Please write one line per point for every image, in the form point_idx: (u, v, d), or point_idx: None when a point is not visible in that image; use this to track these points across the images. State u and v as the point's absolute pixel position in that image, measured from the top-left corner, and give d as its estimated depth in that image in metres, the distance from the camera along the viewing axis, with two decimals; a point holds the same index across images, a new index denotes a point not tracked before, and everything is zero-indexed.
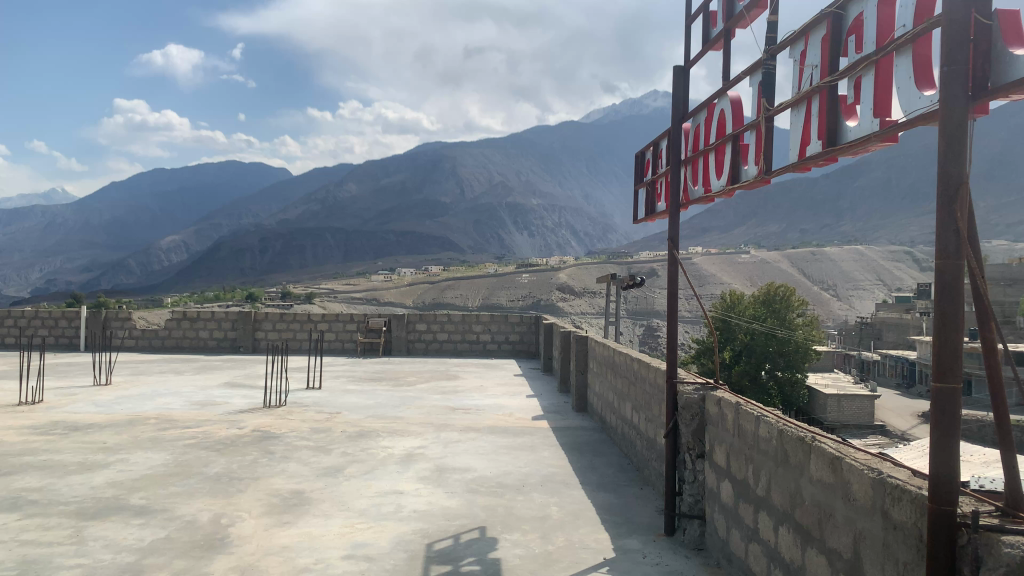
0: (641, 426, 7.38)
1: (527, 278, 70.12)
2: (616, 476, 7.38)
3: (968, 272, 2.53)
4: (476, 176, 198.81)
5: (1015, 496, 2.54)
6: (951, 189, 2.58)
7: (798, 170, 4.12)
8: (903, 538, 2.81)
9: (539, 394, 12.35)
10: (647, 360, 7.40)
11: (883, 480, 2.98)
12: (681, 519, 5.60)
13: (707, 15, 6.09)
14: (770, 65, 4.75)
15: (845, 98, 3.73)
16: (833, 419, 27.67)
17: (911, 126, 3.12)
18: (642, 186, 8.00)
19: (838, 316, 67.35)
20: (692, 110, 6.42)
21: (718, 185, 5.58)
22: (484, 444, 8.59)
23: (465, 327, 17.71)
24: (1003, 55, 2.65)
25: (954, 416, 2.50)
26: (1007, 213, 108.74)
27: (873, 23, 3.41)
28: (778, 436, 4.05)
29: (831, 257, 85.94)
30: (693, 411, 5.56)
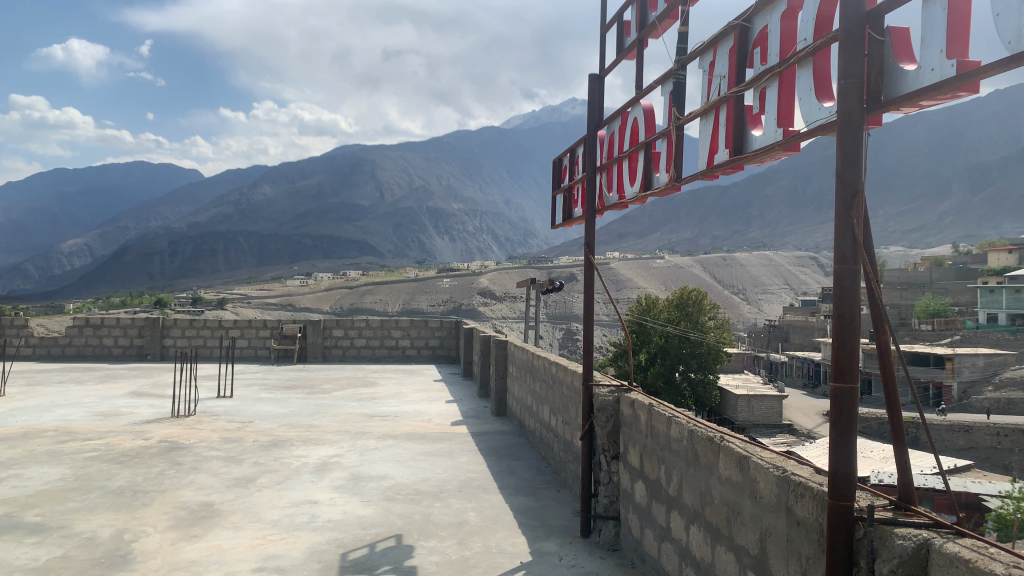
0: (558, 429, 7.45)
1: (449, 283, 69.62)
2: (532, 479, 7.44)
3: (861, 277, 2.66)
4: (396, 178, 197.10)
5: (908, 489, 2.66)
6: (848, 195, 2.68)
7: (707, 177, 4.27)
8: (806, 534, 2.90)
9: (458, 399, 12.34)
10: (564, 363, 7.49)
11: (788, 478, 3.09)
12: (596, 521, 5.68)
13: (622, 24, 6.21)
14: (680, 74, 4.89)
15: (750, 108, 3.85)
16: (743, 419, 28.50)
17: (810, 136, 3.25)
18: (559, 192, 8.10)
19: (748, 319, 69.58)
20: (606, 118, 6.56)
21: (631, 193, 5.70)
22: (400, 451, 8.50)
23: (384, 332, 17.48)
24: (893, 69, 2.80)
25: (851, 414, 2.59)
26: (904, 223, 114.43)
27: (776, 36, 3.53)
28: (689, 436, 4.15)
29: (741, 262, 88.59)
30: (608, 413, 5.64)
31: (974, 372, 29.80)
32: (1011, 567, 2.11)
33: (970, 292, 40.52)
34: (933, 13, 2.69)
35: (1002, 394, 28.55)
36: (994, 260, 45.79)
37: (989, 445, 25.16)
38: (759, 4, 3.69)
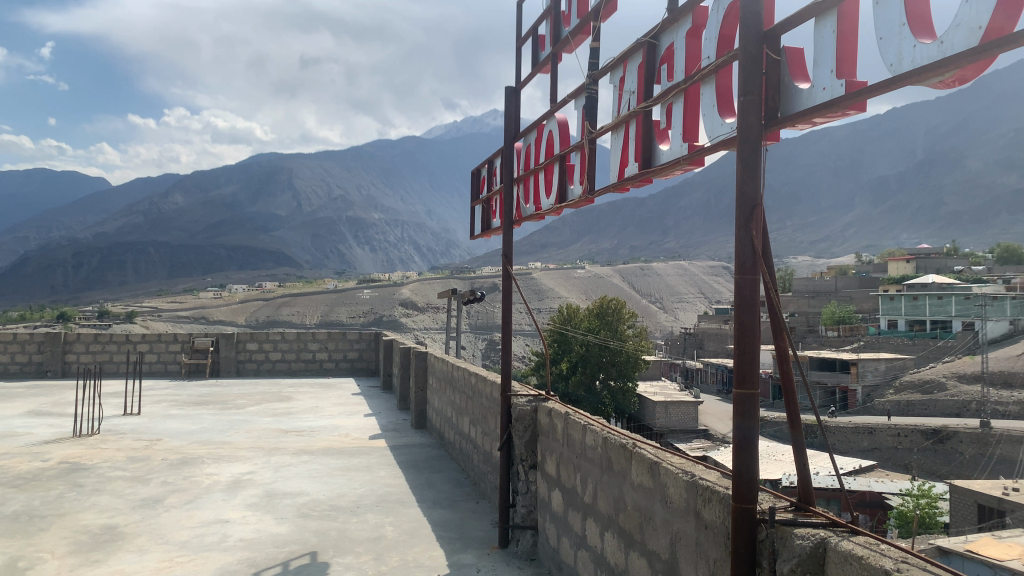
0: (477, 439, 7.47)
1: (369, 294, 68.77)
2: (452, 491, 7.40)
3: (761, 284, 2.76)
4: (315, 188, 193.80)
5: (805, 489, 2.76)
6: (748, 206, 2.79)
7: (618, 189, 4.39)
8: (712, 537, 2.98)
9: (378, 413, 12.17)
10: (483, 373, 7.52)
11: (696, 484, 3.16)
12: (514, 530, 5.72)
13: (536, 39, 6.30)
14: (592, 89, 5.01)
15: (657, 124, 3.97)
16: (661, 425, 28.82)
17: (715, 150, 3.36)
18: (478, 203, 8.13)
19: (665, 327, 71.37)
20: (522, 130, 6.62)
21: (547, 204, 5.75)
22: (316, 466, 8.34)
23: (301, 345, 17.14)
24: (790, 87, 2.93)
25: (750, 417, 2.68)
26: (811, 234, 119.52)
27: (682, 53, 3.65)
28: (603, 443, 4.21)
29: (658, 272, 90.61)
30: (526, 422, 5.68)
31: (877, 375, 31.08)
32: (898, 561, 2.23)
33: (872, 300, 42.43)
34: (823, 37, 2.83)
35: (902, 396, 29.96)
36: (893, 269, 48.15)
37: (890, 446, 26.47)
38: (665, 23, 3.81)
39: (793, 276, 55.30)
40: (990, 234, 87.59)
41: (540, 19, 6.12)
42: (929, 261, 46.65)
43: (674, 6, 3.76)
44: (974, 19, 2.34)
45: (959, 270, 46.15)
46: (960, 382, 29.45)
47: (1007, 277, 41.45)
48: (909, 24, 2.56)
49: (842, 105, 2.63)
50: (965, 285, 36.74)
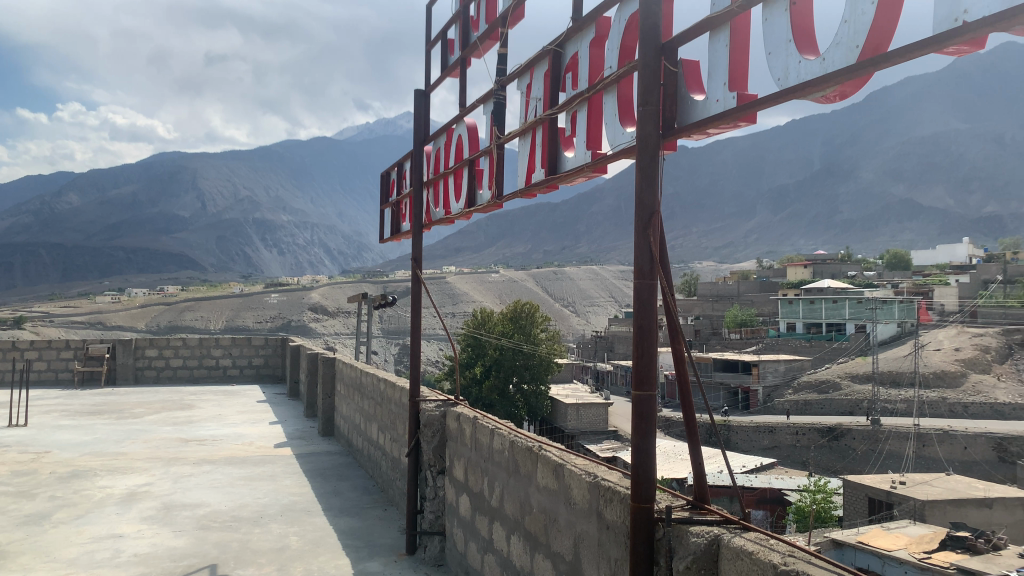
0: (385, 446, 7.40)
1: (277, 298, 67.04)
2: (358, 499, 7.30)
3: (656, 290, 2.85)
4: (220, 188, 187.83)
5: (701, 489, 2.86)
6: (646, 212, 2.87)
7: (526, 194, 4.45)
8: (615, 537, 3.03)
9: (283, 420, 11.90)
10: (392, 380, 7.48)
11: (598, 484, 3.22)
12: (421, 537, 5.68)
13: (446, 42, 6.30)
14: (500, 94, 5.06)
15: (563, 131, 4.04)
16: (572, 427, 28.69)
17: (616, 158, 3.44)
18: (387, 206, 8.06)
19: (577, 330, 72.46)
20: (432, 134, 6.60)
21: (456, 208, 5.75)
22: (219, 476, 8.07)
23: (203, 351, 16.53)
24: (685, 97, 3.06)
25: (649, 417, 2.77)
26: (716, 239, 123.78)
27: (585, 62, 3.73)
28: (509, 446, 4.24)
29: (570, 277, 91.91)
30: (433, 428, 5.66)
31: (776, 376, 32.10)
32: (787, 556, 2.32)
33: (771, 304, 44.14)
34: (716, 49, 2.95)
35: (799, 396, 31.12)
36: (792, 274, 50.15)
37: (790, 443, 27.33)
38: (570, 32, 3.87)
39: (699, 280, 57.10)
40: (880, 242, 92.73)
41: (448, 23, 6.14)
42: (825, 266, 48.87)
43: (579, 16, 3.82)
44: (852, 38, 2.48)
45: (851, 275, 48.59)
46: (852, 381, 31.16)
47: (896, 282, 43.92)
48: (792, 42, 2.69)
49: (731, 117, 2.76)
50: (858, 289, 38.74)
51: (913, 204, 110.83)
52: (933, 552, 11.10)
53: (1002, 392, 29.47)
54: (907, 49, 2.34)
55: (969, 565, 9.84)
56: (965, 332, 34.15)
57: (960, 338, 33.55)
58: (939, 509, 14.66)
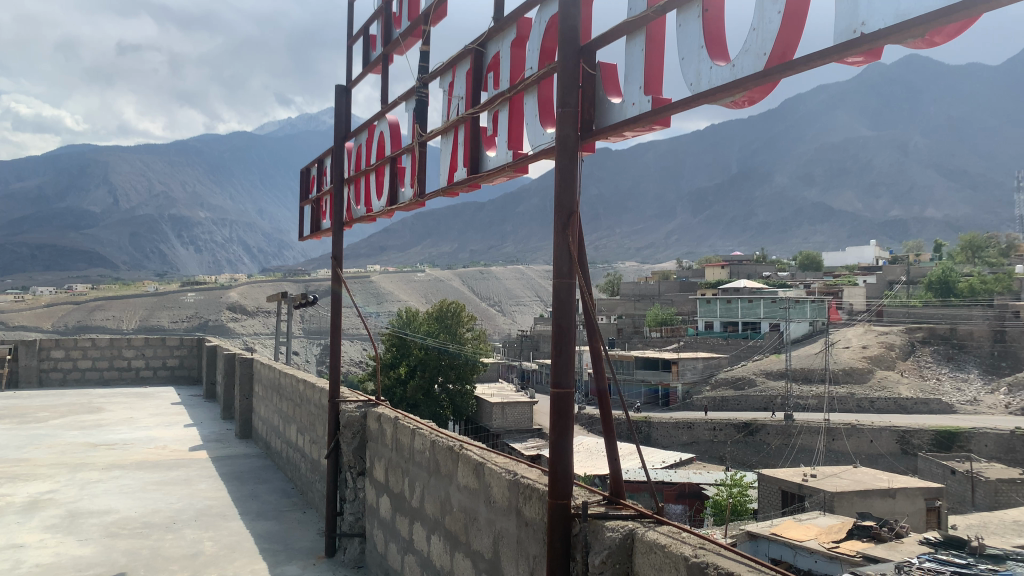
0: (304, 447, 7.28)
1: (194, 297, 64.98)
2: (277, 502, 7.16)
3: (576, 288, 2.90)
4: (133, 183, 181.03)
5: (617, 486, 2.92)
6: (565, 211, 2.91)
7: (448, 193, 4.45)
8: (533, 533, 3.06)
9: (199, 422, 11.53)
10: (309, 380, 7.36)
11: (517, 482, 3.24)
12: (341, 539, 5.60)
13: (368, 38, 6.23)
14: (422, 92, 5.03)
15: (484, 129, 4.04)
16: (497, 426, 28.63)
17: (536, 159, 3.46)
18: (306, 203, 7.92)
19: (503, 329, 72.78)
20: (352, 129, 6.52)
21: (378, 206, 5.69)
22: (128, 482, 7.75)
23: (113, 351, 15.90)
24: (603, 100, 3.12)
25: (567, 417, 2.81)
26: (638, 240, 126.25)
27: (507, 62, 3.75)
28: (430, 445, 4.23)
29: (496, 276, 92.15)
30: (355, 428, 5.58)
31: (694, 373, 33.02)
32: (700, 548, 2.38)
33: (691, 303, 45.25)
34: (632, 54, 3.03)
35: (717, 392, 31.86)
36: (710, 275, 51.47)
37: (707, 439, 28.04)
38: (490, 31, 3.89)
39: (623, 279, 58.07)
40: (793, 244, 96.30)
41: (371, 18, 6.07)
42: (741, 267, 50.33)
43: (498, 17, 3.85)
44: (759, 46, 2.56)
45: (766, 276, 50.15)
46: (767, 378, 32.22)
47: (809, 281, 45.64)
48: (706, 48, 2.76)
49: (649, 119, 2.83)
50: (773, 288, 40.03)
51: (825, 208, 115.41)
52: (841, 541, 11.57)
53: (905, 387, 30.96)
54: (811, 57, 2.45)
55: (875, 553, 10.30)
56: (871, 331, 35.74)
57: (867, 336, 35.16)
58: (846, 499, 15.35)
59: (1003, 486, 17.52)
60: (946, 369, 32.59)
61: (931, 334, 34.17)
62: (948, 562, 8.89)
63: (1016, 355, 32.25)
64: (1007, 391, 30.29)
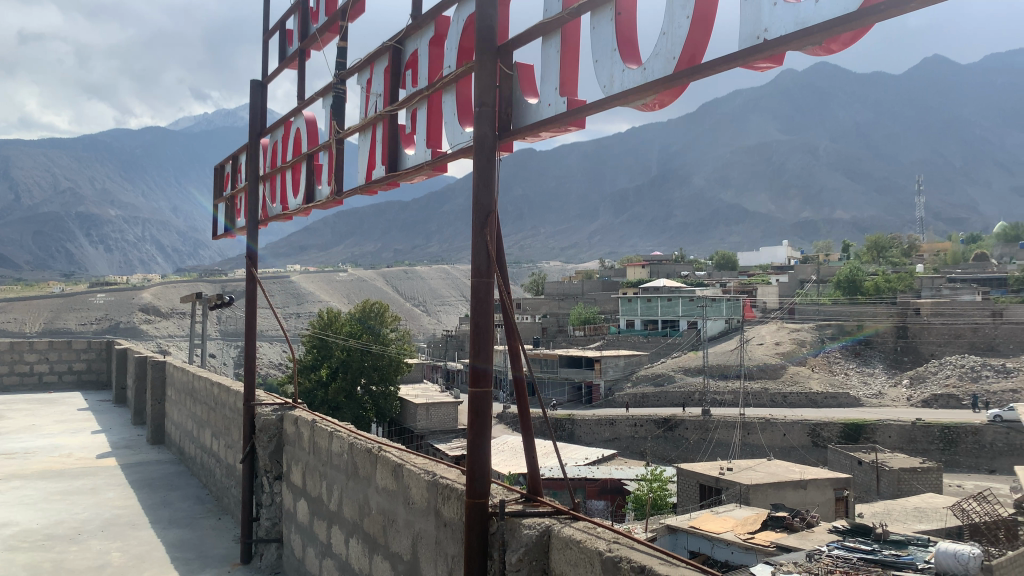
0: (219, 453, 7.07)
1: (104, 297, 62.38)
2: (189, 509, 6.92)
3: (494, 286, 2.91)
4: (35, 178, 172.71)
5: (536, 482, 2.93)
6: (482, 213, 2.92)
7: (365, 190, 4.39)
8: (450, 534, 3.06)
9: (107, 429, 11.07)
10: (225, 384, 7.14)
11: (435, 482, 3.22)
12: (256, 546, 5.46)
13: (284, 33, 6.10)
14: (340, 88, 4.96)
15: (402, 127, 4.02)
16: (421, 427, 28.22)
17: (455, 157, 3.46)
18: (220, 200, 7.70)
19: (428, 329, 72.36)
20: (269, 126, 6.35)
21: (294, 204, 5.58)
22: (29, 492, 7.38)
23: (14, 355, 15.09)
24: (520, 100, 3.15)
25: (484, 414, 2.82)
26: (562, 240, 127.54)
27: (424, 60, 3.73)
28: (348, 449, 4.16)
29: (420, 276, 91.57)
30: (270, 433, 5.48)
31: (617, 371, 33.45)
32: (613, 541, 2.43)
33: (613, 301, 45.91)
34: (549, 55, 3.07)
35: (638, 389, 32.40)
36: (631, 274, 52.35)
37: (629, 435, 28.53)
38: (408, 29, 3.87)
39: (547, 278, 58.45)
40: (711, 244, 98.91)
41: (287, 12, 5.95)
42: (661, 266, 51.39)
43: (417, 14, 3.83)
44: (669, 49, 2.63)
45: (684, 275, 51.31)
46: (685, 375, 32.97)
47: (726, 281, 46.84)
48: (617, 50, 2.81)
49: (562, 122, 2.87)
50: (691, 287, 40.89)
51: (740, 210, 118.93)
52: (756, 532, 11.89)
53: (815, 381, 32.10)
54: (714, 62, 2.52)
55: (788, 542, 10.65)
56: (783, 328, 36.96)
57: (779, 333, 36.34)
58: (761, 491, 15.71)
59: (906, 475, 18.39)
60: (853, 364, 34.05)
61: (839, 330, 35.69)
62: (855, 550, 9.24)
63: (916, 350, 34.00)
64: (908, 384, 31.84)
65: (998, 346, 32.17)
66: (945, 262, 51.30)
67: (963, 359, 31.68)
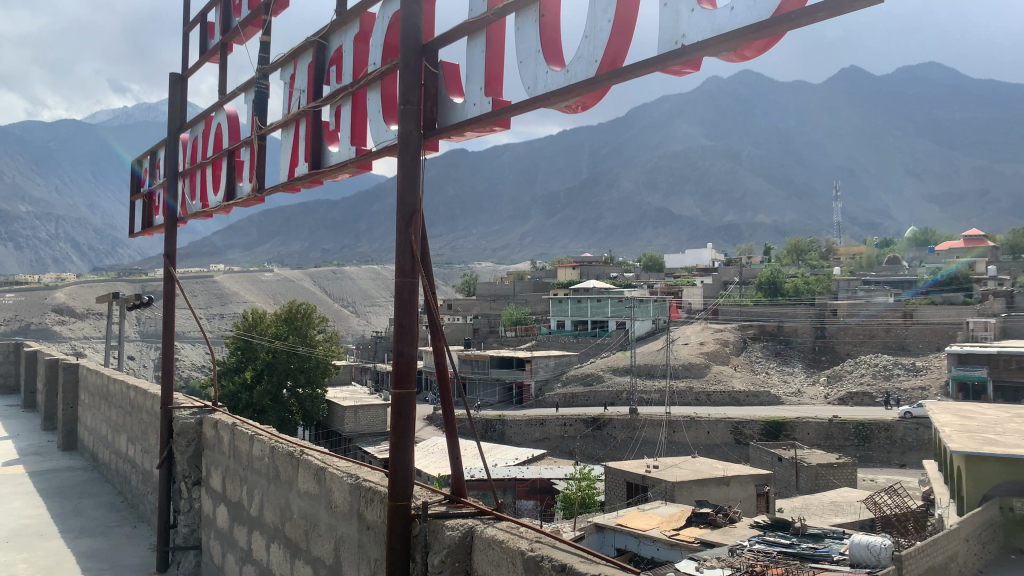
0: (135, 458, 6.82)
1: (13, 297, 59.41)
2: (103, 517, 6.66)
3: (419, 288, 2.89)
4: None
5: (459, 483, 2.93)
6: (407, 212, 2.89)
7: (287, 189, 4.31)
8: (373, 537, 3.02)
9: (15, 435, 10.55)
10: (141, 387, 6.89)
11: (359, 485, 3.18)
12: (174, 553, 5.28)
13: (206, 25, 5.93)
14: (263, 84, 4.86)
15: (326, 125, 3.95)
16: (349, 429, 27.77)
17: (380, 155, 3.43)
18: (138, 197, 7.45)
19: (357, 331, 71.46)
20: (187, 120, 6.16)
21: (214, 202, 5.44)
22: None
23: None
24: (445, 99, 3.14)
25: (405, 414, 2.80)
26: (493, 242, 127.67)
27: (349, 58, 3.68)
28: (270, 452, 4.06)
29: (350, 276, 90.38)
30: (189, 437, 5.33)
31: (546, 371, 33.69)
32: (535, 540, 2.44)
33: (543, 302, 46.19)
34: (473, 54, 3.07)
35: (567, 389, 32.63)
36: (561, 275, 52.87)
37: (559, 434, 28.74)
38: (334, 25, 3.82)
39: (478, 279, 58.48)
40: (639, 246, 100.53)
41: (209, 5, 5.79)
42: (590, 267, 52.03)
43: (342, 10, 3.78)
44: (591, 52, 2.66)
45: (614, 276, 52.05)
46: (613, 374, 33.41)
47: (653, 282, 47.64)
48: (540, 51, 2.84)
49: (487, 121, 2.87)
50: (620, 288, 41.38)
51: (667, 213, 121.18)
52: (681, 528, 12.11)
53: (737, 380, 32.95)
54: (636, 66, 2.56)
55: (711, 538, 10.91)
56: (707, 328, 37.84)
57: (703, 333, 37.16)
58: (685, 488, 16.03)
59: (823, 470, 19.13)
60: (773, 362, 35.22)
61: (761, 331, 36.88)
62: (775, 543, 9.50)
63: (833, 350, 35.30)
64: (826, 382, 33.00)
65: (908, 345, 33.58)
66: (860, 266, 53.49)
67: (877, 359, 33.10)
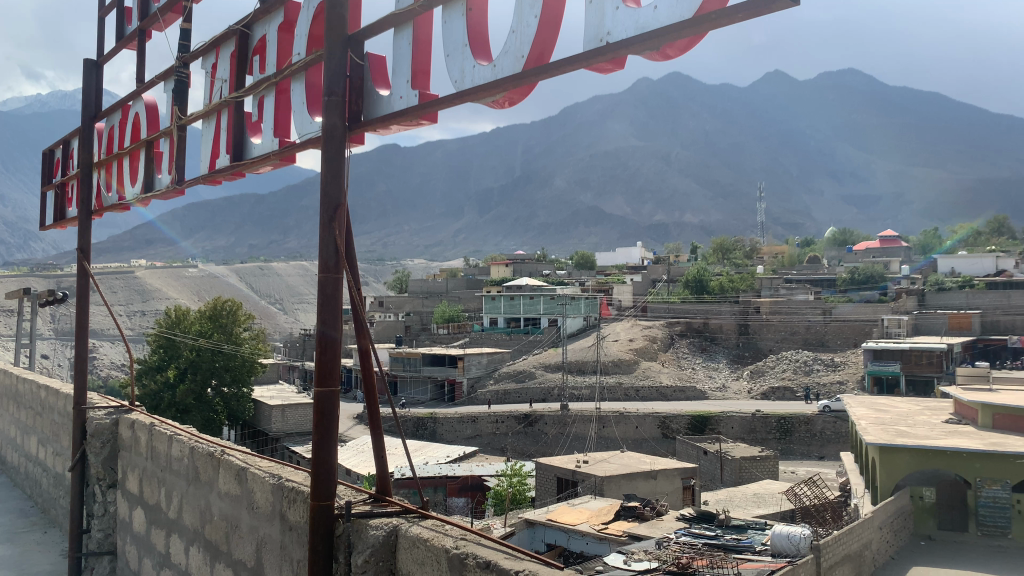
0: (46, 462, 6.52)
1: None
2: (11, 523, 6.36)
3: (343, 285, 2.84)
4: None
5: (383, 481, 2.90)
6: (332, 205, 2.84)
7: (209, 181, 4.20)
8: (295, 536, 2.96)
9: None
10: (52, 387, 6.60)
11: (281, 485, 3.11)
12: (87, 559, 5.05)
13: (122, 10, 5.71)
14: (183, 73, 4.71)
15: (250, 115, 3.87)
16: (277, 429, 27.19)
17: (303, 147, 3.37)
18: (50, 187, 7.13)
19: (284, 328, 70.02)
20: (104, 108, 5.93)
21: (132, 193, 5.26)
22: None
23: None
24: (371, 90, 3.11)
25: (329, 413, 2.76)
26: (425, 239, 126.84)
27: (273, 47, 3.60)
28: (188, 453, 3.94)
29: (278, 272, 88.62)
30: (103, 437, 5.14)
31: (479, 368, 33.62)
32: (458, 538, 2.42)
33: (475, 300, 46.11)
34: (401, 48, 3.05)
35: (499, 387, 32.63)
36: (494, 272, 52.90)
37: (490, 431, 28.75)
38: (257, 13, 3.72)
39: (410, 277, 57.98)
40: (571, 246, 101.24)
41: None
42: (523, 265, 52.22)
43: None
44: (517, 47, 2.67)
45: (546, 274, 52.37)
46: (545, 371, 33.65)
47: (584, 280, 48.11)
48: (468, 46, 2.83)
49: (413, 113, 2.84)
50: (552, 286, 41.58)
51: (598, 212, 122.49)
52: (609, 522, 12.25)
53: (665, 375, 33.60)
54: (564, 61, 2.57)
55: (639, 531, 11.09)
56: (636, 325, 38.44)
57: (633, 330, 37.70)
58: (614, 483, 16.25)
59: (746, 464, 19.59)
60: (699, 358, 36.09)
61: (688, 328, 37.77)
62: (701, 535, 9.71)
63: (757, 346, 36.20)
64: (749, 377, 33.89)
65: (827, 341, 34.84)
66: (781, 265, 55.16)
67: (797, 355, 34.11)
